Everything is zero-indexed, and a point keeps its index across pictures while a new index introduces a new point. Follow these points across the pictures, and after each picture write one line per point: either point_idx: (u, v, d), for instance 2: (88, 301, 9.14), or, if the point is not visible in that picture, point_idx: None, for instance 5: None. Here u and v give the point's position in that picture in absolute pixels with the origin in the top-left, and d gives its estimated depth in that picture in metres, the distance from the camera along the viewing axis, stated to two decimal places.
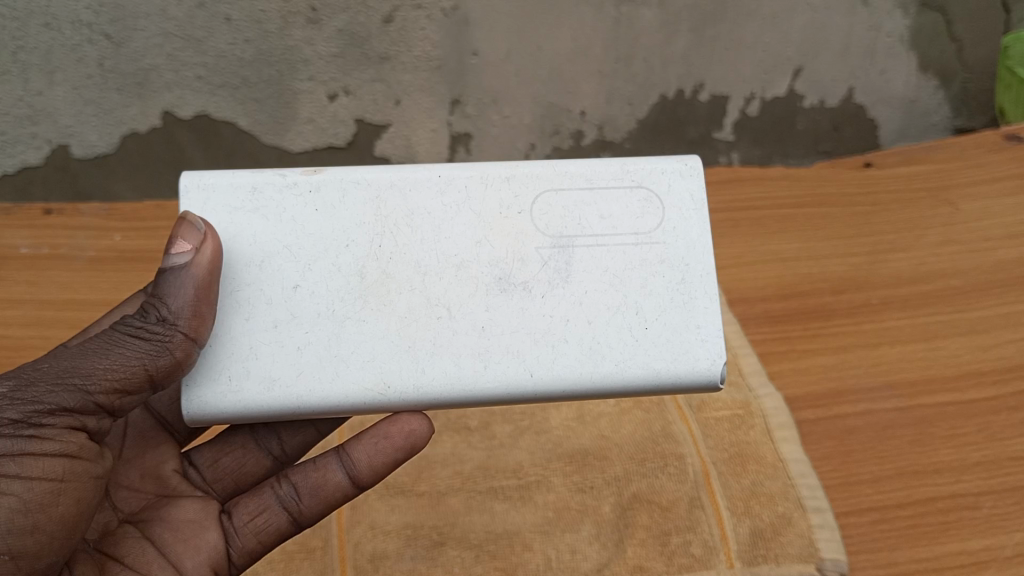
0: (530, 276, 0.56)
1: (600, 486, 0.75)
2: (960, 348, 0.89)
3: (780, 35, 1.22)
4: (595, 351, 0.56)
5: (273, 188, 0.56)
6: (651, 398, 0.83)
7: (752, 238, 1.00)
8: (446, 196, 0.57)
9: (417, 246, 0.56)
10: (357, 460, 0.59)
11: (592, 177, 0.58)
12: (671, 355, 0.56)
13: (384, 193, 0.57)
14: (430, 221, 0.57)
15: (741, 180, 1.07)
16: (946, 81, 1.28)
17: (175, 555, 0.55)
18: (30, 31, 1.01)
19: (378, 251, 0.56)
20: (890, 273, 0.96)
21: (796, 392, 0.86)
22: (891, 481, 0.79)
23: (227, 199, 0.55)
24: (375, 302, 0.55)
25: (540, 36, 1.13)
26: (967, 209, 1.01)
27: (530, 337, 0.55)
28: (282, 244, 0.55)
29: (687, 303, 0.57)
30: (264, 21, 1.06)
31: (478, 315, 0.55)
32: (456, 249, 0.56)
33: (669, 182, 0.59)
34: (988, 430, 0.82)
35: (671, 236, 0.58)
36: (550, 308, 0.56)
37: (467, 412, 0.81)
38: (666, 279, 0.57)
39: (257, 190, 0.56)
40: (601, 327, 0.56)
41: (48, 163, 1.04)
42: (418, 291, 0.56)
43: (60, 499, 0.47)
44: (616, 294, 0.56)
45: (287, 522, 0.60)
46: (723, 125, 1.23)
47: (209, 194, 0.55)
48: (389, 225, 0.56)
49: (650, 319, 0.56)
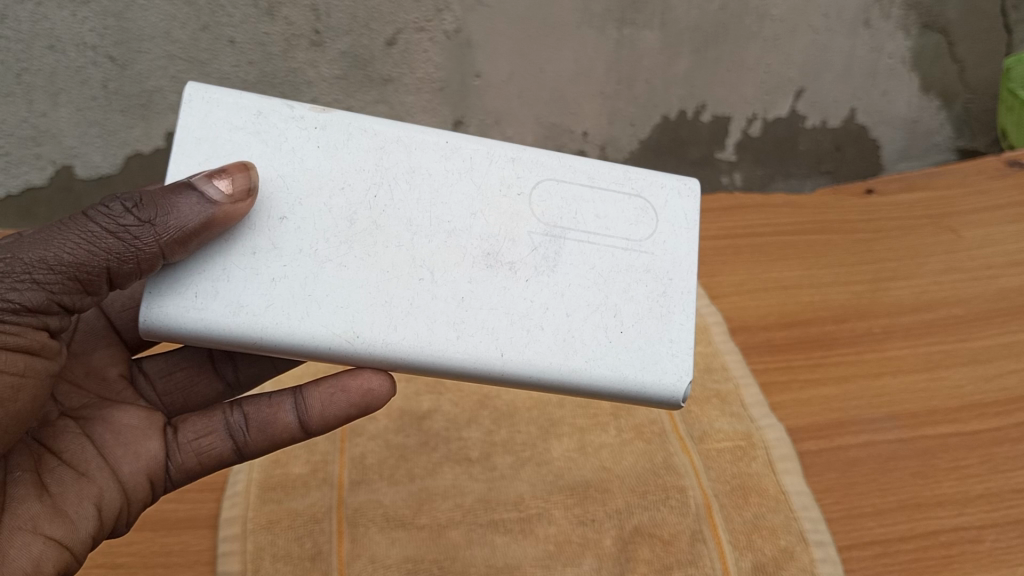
0: (518, 257, 0.55)
1: (602, 519, 0.75)
2: (963, 379, 0.88)
3: (783, 57, 1.20)
4: (568, 343, 0.54)
5: (279, 116, 0.52)
6: (653, 429, 0.83)
7: (751, 263, 1.01)
8: (450, 163, 0.55)
9: (412, 204, 0.54)
10: (311, 405, 0.57)
11: (594, 176, 0.58)
12: (641, 363, 0.55)
13: (389, 146, 0.54)
14: (430, 183, 0.54)
15: (743, 206, 1.09)
16: (948, 102, 1.30)
17: (113, 459, 0.53)
18: (34, 54, 0.96)
19: (372, 201, 0.53)
20: (893, 301, 0.96)
21: (798, 422, 0.86)
22: (894, 513, 0.78)
23: (230, 117, 0.51)
24: (361, 251, 0.52)
25: (543, 58, 1.12)
26: (969, 236, 1.02)
27: (508, 317, 0.54)
28: (277, 173, 0.51)
29: (664, 316, 0.56)
30: (267, 44, 1.02)
31: (460, 284, 0.53)
32: (450, 215, 0.54)
33: (665, 198, 0.59)
34: (992, 462, 0.82)
35: (659, 249, 0.57)
36: (532, 293, 0.54)
37: (468, 442, 0.81)
38: (647, 288, 0.57)
39: (262, 115, 0.52)
40: (578, 321, 0.55)
41: (52, 183, 1.05)
42: (405, 247, 0.53)
43: (18, 396, 0.46)
44: (598, 292, 0.55)
45: (230, 450, 0.57)
46: (725, 146, 1.26)
47: (212, 109, 0.51)
48: (387, 177, 0.53)
49: (626, 324, 0.56)
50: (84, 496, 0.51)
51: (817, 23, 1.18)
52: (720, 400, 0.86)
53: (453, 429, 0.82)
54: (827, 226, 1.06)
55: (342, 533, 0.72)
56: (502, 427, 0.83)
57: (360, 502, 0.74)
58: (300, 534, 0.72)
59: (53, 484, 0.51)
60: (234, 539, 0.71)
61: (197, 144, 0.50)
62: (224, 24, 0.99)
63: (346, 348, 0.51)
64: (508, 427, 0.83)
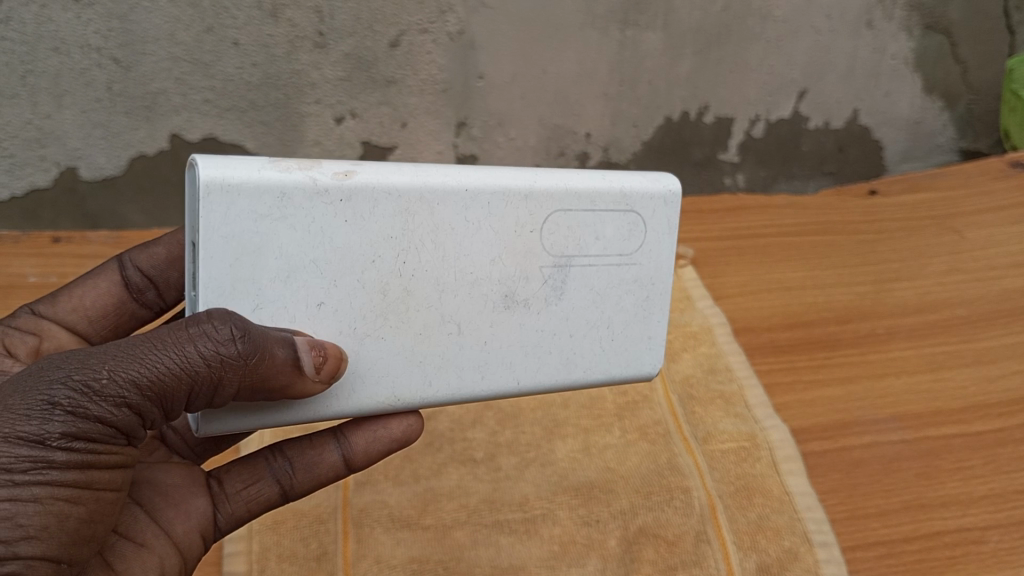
0: (530, 293, 0.54)
1: (606, 520, 0.75)
2: (966, 379, 0.89)
3: (785, 58, 1.20)
4: (571, 360, 0.56)
5: (302, 194, 0.47)
6: (658, 430, 0.84)
7: (755, 263, 1.04)
8: (469, 210, 0.52)
9: (438, 262, 0.51)
10: (353, 445, 0.56)
11: (595, 199, 0.56)
12: (626, 361, 0.58)
13: (413, 204, 0.50)
14: (453, 239, 0.51)
15: (747, 209, 1.15)
16: (950, 103, 1.31)
17: (166, 522, 0.52)
18: (38, 56, 0.96)
19: (402, 266, 0.50)
20: (897, 302, 0.98)
21: (804, 423, 0.85)
22: (898, 514, 0.77)
23: (252, 203, 0.46)
24: (393, 324, 0.50)
25: (546, 60, 1.11)
26: (972, 237, 1.06)
27: (524, 351, 0.55)
28: (309, 257, 0.48)
29: (646, 317, 0.59)
30: (272, 47, 1.02)
31: (483, 331, 0.53)
32: (473, 266, 0.52)
33: (654, 208, 0.58)
34: (995, 463, 0.81)
35: (647, 258, 0.58)
36: (544, 323, 0.55)
37: (472, 443, 0.82)
38: (635, 296, 0.58)
39: (285, 196, 0.46)
40: (580, 339, 0.56)
41: (56, 185, 1.07)
42: (434, 308, 0.52)
43: (114, 508, 0.44)
44: (597, 310, 0.57)
45: (276, 494, 0.57)
46: (727, 147, 1.27)
47: (233, 199, 0.45)
48: (414, 241, 0.50)
49: (618, 330, 0.58)
50: (148, 568, 0.49)
51: (820, 24, 1.18)
52: (724, 401, 0.87)
53: (457, 430, 0.83)
54: (829, 228, 1.09)
55: (347, 534, 0.72)
56: (507, 428, 0.84)
57: (366, 503, 0.75)
58: (305, 534, 0.72)
59: (119, 563, 0.48)
60: (240, 539, 0.71)
61: (224, 243, 0.45)
62: (228, 27, 0.99)
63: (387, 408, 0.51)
64: (512, 428, 0.83)
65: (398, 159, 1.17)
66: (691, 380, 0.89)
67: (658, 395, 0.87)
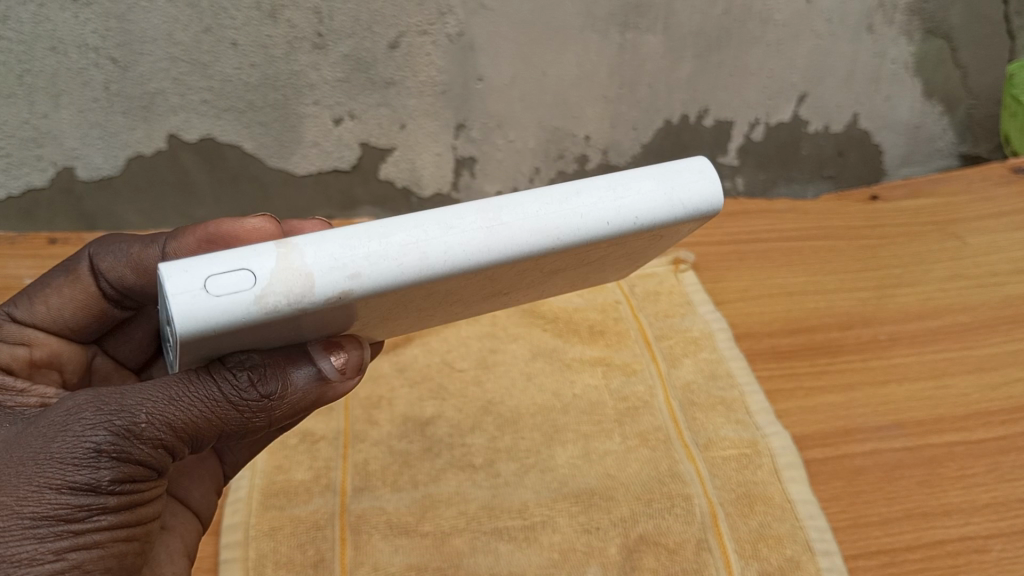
0: (514, 287, 0.55)
1: (606, 527, 0.74)
2: (969, 387, 0.88)
3: (786, 62, 1.19)
4: (536, 293, 0.62)
5: (290, 323, 0.40)
6: (658, 436, 0.83)
7: (758, 271, 1.04)
8: (466, 285, 0.46)
9: (417, 309, 0.50)
10: None
11: (616, 242, 0.48)
12: (593, 277, 0.64)
13: (403, 300, 0.44)
14: (441, 298, 0.48)
15: (748, 211, 1.15)
16: (951, 107, 1.30)
17: (184, 491, 0.63)
18: (36, 55, 0.95)
19: (378, 318, 0.49)
20: (899, 308, 0.98)
21: (805, 430, 0.85)
22: (900, 523, 0.76)
23: (231, 337, 0.39)
24: (368, 330, 0.53)
25: (545, 62, 1.11)
26: (974, 243, 1.06)
27: (493, 304, 0.59)
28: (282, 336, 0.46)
29: (629, 259, 0.60)
30: (270, 47, 1.01)
31: (455, 310, 0.57)
32: (456, 300, 0.51)
33: (682, 223, 0.50)
34: (998, 470, 0.80)
35: (649, 243, 0.55)
36: (521, 292, 0.58)
37: (471, 449, 0.81)
38: (623, 259, 0.59)
39: (275, 327, 0.40)
40: (551, 286, 0.61)
41: (53, 185, 1.07)
42: (408, 318, 0.53)
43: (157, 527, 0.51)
44: (575, 274, 0.59)
45: None
46: (727, 150, 1.27)
47: (211, 342, 0.39)
48: (397, 310, 0.47)
49: (596, 271, 0.60)
50: (171, 545, 0.60)
51: (821, 28, 1.16)
52: (725, 407, 0.86)
53: (456, 435, 0.83)
54: (832, 233, 1.10)
55: (345, 540, 0.71)
56: (506, 433, 0.83)
57: (364, 508, 0.74)
58: (302, 541, 0.72)
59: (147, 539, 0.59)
60: (236, 545, 0.71)
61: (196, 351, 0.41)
62: (226, 27, 0.98)
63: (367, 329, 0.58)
64: (511, 434, 0.83)
65: (396, 160, 1.17)
66: (693, 386, 0.88)
67: (659, 400, 0.87)
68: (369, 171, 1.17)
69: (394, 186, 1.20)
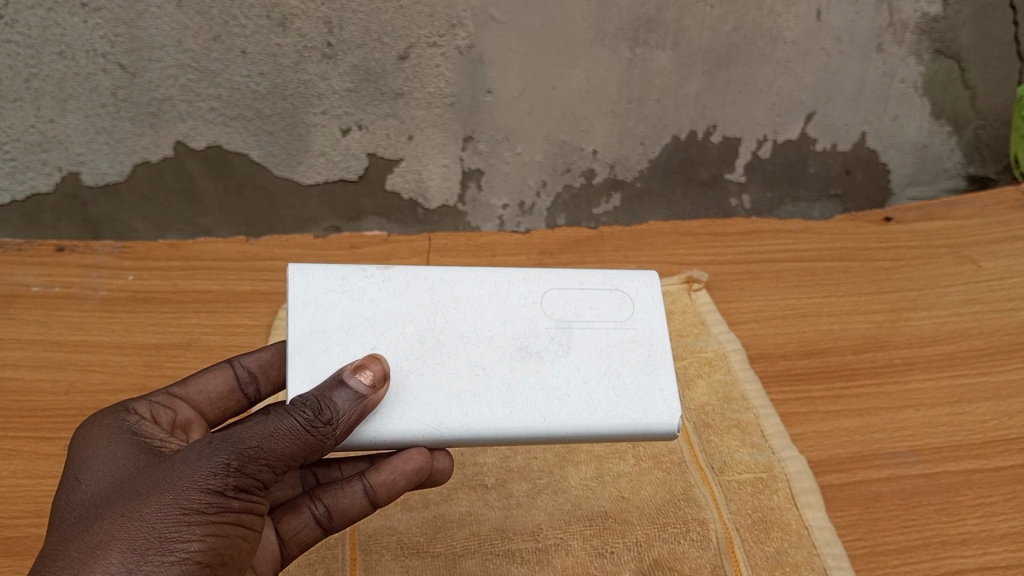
0: (541, 347, 0.63)
1: (621, 551, 0.73)
2: (985, 414, 0.88)
3: (794, 80, 1.18)
4: (590, 403, 0.62)
5: (359, 277, 0.62)
6: (673, 458, 0.82)
7: (772, 287, 1.05)
8: (481, 289, 0.64)
9: (461, 324, 0.62)
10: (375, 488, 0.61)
11: (583, 282, 0.67)
12: (643, 409, 0.63)
13: (437, 285, 0.63)
14: (471, 306, 0.63)
15: (763, 232, 1.15)
16: (959, 128, 1.28)
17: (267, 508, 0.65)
18: (44, 59, 0.96)
19: (433, 326, 0.62)
20: (913, 332, 0.98)
21: (821, 455, 0.85)
22: (918, 551, 0.77)
23: (323, 282, 0.61)
24: (432, 361, 0.60)
25: (554, 76, 1.10)
26: (989, 267, 1.07)
27: (543, 392, 0.62)
28: (363, 317, 0.61)
29: (652, 372, 0.64)
30: (279, 55, 1.00)
31: (504, 374, 0.61)
32: (490, 328, 0.63)
33: (636, 287, 0.68)
34: (1017, 499, 0.80)
35: (640, 324, 0.66)
36: (557, 371, 0.63)
37: (483, 468, 0.81)
38: (637, 353, 0.65)
39: (346, 278, 0.62)
40: (593, 384, 0.63)
41: (58, 190, 1.04)
42: (462, 355, 0.61)
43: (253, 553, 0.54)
44: (603, 363, 0.64)
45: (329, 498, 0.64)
46: (734, 167, 1.24)
47: (309, 279, 0.61)
48: (440, 307, 0.63)
49: (627, 380, 0.64)
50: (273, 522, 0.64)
51: (830, 46, 1.17)
52: (740, 430, 0.86)
53: (468, 454, 0.82)
54: (847, 253, 1.11)
55: (355, 560, 0.71)
56: (518, 453, 0.82)
57: (374, 528, 0.74)
58: (312, 560, 0.71)
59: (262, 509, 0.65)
60: None
61: (304, 306, 0.60)
62: (236, 35, 0.98)
63: (434, 436, 0.59)
64: (524, 453, 0.82)
65: (404, 171, 1.13)
66: (707, 408, 0.88)
67: None
68: (375, 182, 1.13)
69: (400, 198, 1.15)
